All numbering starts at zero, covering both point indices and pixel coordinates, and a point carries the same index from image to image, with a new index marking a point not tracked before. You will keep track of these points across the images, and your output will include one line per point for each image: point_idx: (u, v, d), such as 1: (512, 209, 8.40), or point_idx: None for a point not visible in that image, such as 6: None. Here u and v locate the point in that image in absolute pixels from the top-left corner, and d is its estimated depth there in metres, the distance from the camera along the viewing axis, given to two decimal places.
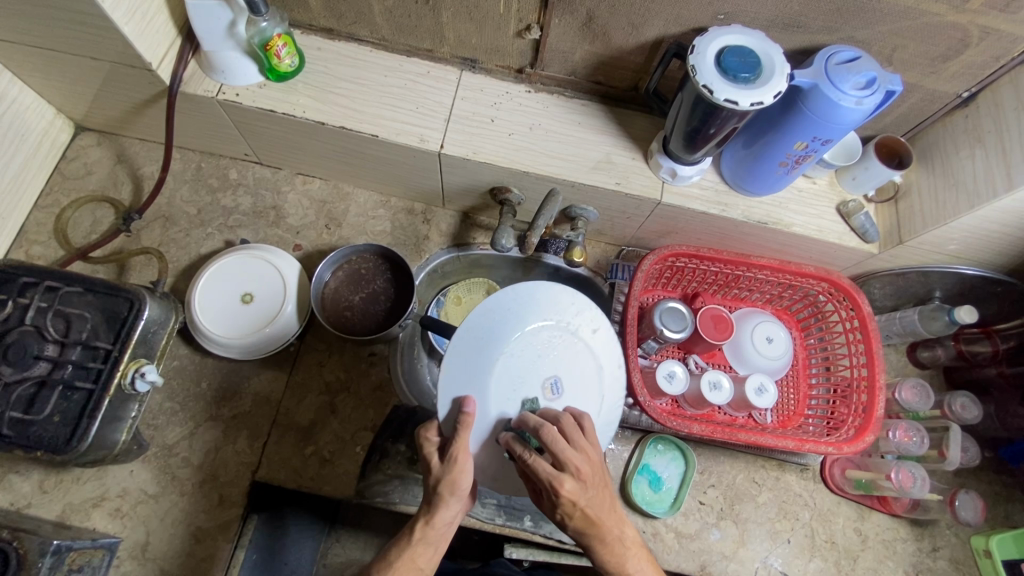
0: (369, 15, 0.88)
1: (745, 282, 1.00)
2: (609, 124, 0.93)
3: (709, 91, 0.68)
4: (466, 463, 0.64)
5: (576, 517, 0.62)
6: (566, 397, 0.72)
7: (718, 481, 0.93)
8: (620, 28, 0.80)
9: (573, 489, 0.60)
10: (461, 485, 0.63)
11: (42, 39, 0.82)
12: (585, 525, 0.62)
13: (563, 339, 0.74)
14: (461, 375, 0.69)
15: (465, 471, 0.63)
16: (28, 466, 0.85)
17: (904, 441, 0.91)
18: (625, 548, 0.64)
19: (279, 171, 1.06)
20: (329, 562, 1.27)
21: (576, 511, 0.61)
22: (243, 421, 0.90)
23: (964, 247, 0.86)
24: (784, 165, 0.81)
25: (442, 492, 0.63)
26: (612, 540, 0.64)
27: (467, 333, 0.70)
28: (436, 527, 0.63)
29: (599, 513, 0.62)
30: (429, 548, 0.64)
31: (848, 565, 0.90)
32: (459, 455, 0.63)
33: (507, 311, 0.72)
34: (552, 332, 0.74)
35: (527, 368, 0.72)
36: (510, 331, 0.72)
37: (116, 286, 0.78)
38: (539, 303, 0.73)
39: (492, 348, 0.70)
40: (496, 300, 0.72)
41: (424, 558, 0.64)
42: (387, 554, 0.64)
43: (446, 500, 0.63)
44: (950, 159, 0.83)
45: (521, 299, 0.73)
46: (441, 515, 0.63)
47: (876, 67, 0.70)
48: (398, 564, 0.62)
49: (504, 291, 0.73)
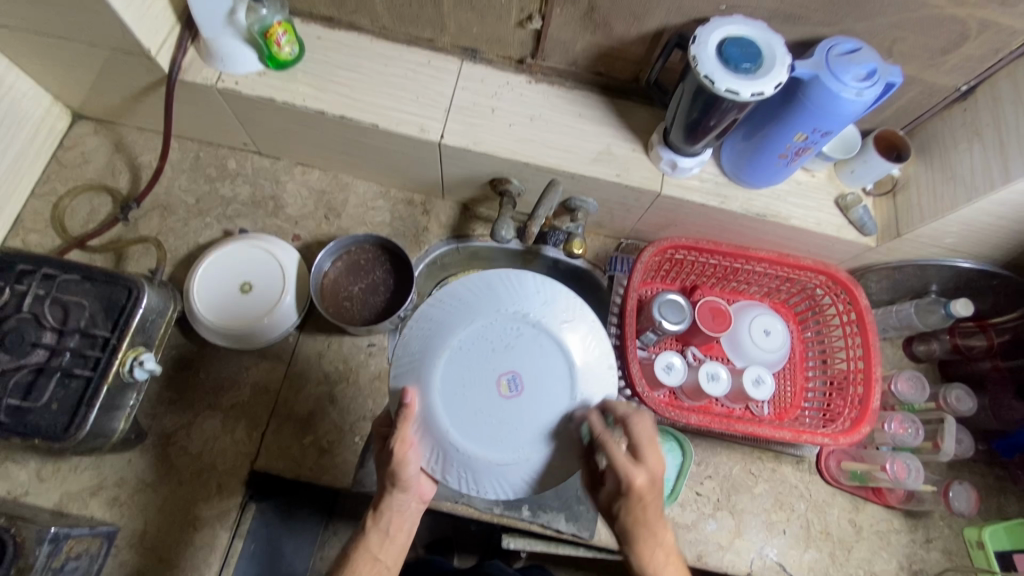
0: (370, 4, 0.87)
1: (743, 275, 1.00)
2: (609, 115, 0.93)
3: (710, 82, 0.68)
4: (406, 456, 0.65)
5: (632, 513, 0.64)
6: (526, 395, 0.67)
7: (715, 472, 0.94)
8: (622, 19, 0.80)
9: (642, 485, 0.63)
10: (403, 475, 0.65)
11: (40, 24, 0.81)
12: (637, 522, 0.64)
13: (523, 332, 0.69)
14: (410, 368, 0.68)
15: (407, 461, 0.65)
16: (24, 455, 0.85)
17: (899, 433, 0.93)
18: (656, 550, 0.64)
19: (279, 161, 1.06)
20: (326, 554, 1.28)
21: (637, 504, 0.64)
22: (241, 411, 0.90)
23: (961, 241, 0.87)
24: (784, 157, 0.81)
25: (387, 481, 0.66)
26: (651, 539, 0.64)
27: (416, 326, 0.70)
28: (384, 513, 0.67)
29: (651, 518, 0.64)
30: (384, 538, 0.67)
31: (843, 555, 0.91)
32: (397, 446, 0.64)
33: (459, 303, 0.70)
34: (511, 324, 0.69)
35: (481, 363, 0.68)
36: (463, 323, 0.69)
37: (115, 274, 0.77)
38: (499, 294, 0.70)
39: (442, 339, 0.68)
40: (449, 293, 0.70)
41: (384, 550, 0.67)
42: (345, 549, 0.67)
43: (390, 489, 0.66)
44: (948, 152, 0.84)
45: (476, 289, 0.70)
46: (390, 502, 0.67)
47: (878, 58, 0.70)
48: (356, 555, 0.66)
49: (458, 283, 0.71)
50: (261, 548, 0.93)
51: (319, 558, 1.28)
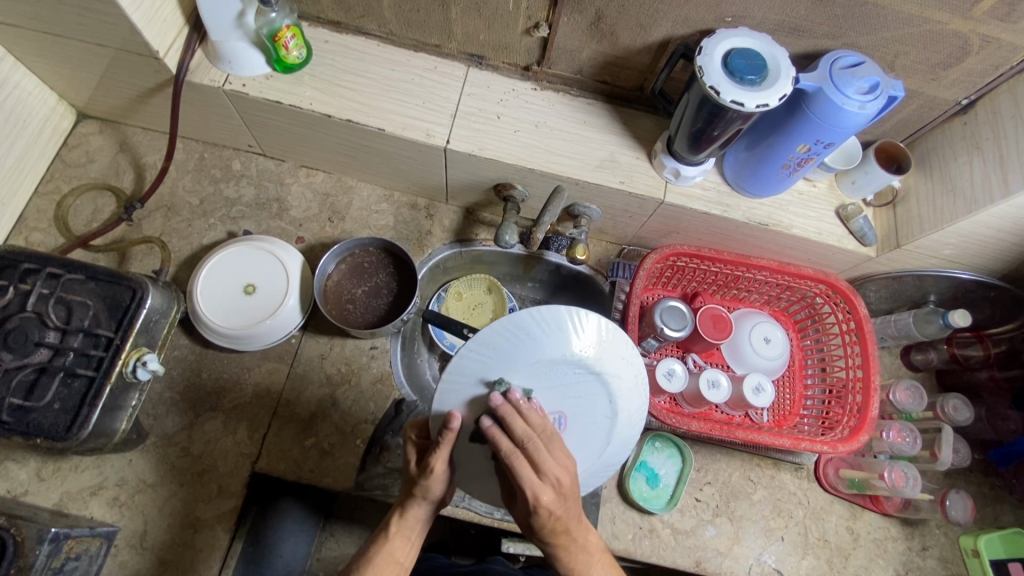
0: (378, 9, 0.88)
1: (744, 283, 1.01)
2: (614, 123, 0.93)
3: (716, 92, 0.69)
4: (443, 470, 0.63)
5: (548, 524, 0.60)
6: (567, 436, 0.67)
7: (714, 479, 0.94)
8: (628, 29, 0.81)
9: (550, 501, 0.59)
10: (433, 490, 0.64)
11: (48, 24, 0.82)
12: (551, 534, 0.62)
13: (582, 377, 0.67)
14: (462, 391, 0.64)
15: (439, 478, 0.64)
16: (24, 454, 0.85)
17: (897, 441, 0.94)
18: (580, 552, 0.64)
19: (283, 163, 1.06)
20: (323, 555, 1.28)
21: (550, 519, 0.60)
22: (243, 412, 0.90)
23: (960, 252, 0.88)
24: (787, 167, 0.82)
25: (416, 492, 0.65)
26: (572, 542, 0.64)
27: (476, 350, 0.65)
28: (408, 520, 0.66)
29: (570, 522, 0.62)
30: (407, 542, 0.66)
31: (840, 563, 0.92)
32: (436, 464, 0.62)
33: (526, 336, 0.66)
34: (572, 367, 0.67)
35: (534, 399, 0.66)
36: (525, 358, 0.65)
37: (119, 274, 0.77)
38: (565, 334, 0.67)
39: (502, 370, 0.65)
40: (516, 322, 0.66)
41: (403, 551, 0.66)
42: (365, 551, 0.66)
43: (417, 499, 0.65)
44: (948, 164, 0.85)
45: (546, 326, 0.66)
46: (415, 510, 0.66)
47: (880, 72, 0.71)
48: (376, 558, 0.64)
49: (528, 313, 0.66)
50: (260, 549, 0.93)
51: (314, 560, 1.27)
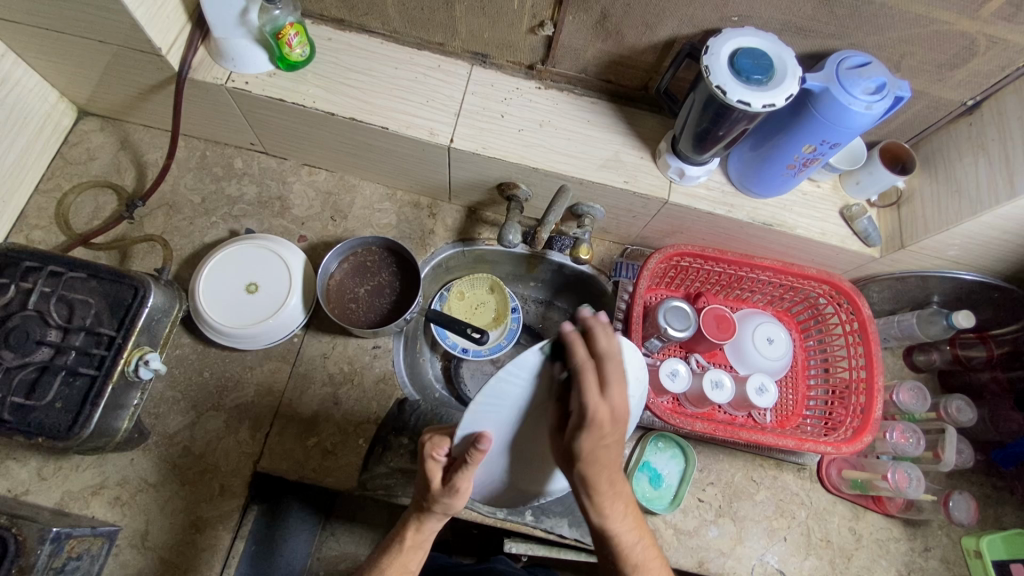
0: (381, 7, 0.88)
1: (747, 283, 1.01)
2: (618, 122, 0.93)
3: (723, 92, 0.69)
4: (465, 489, 0.63)
5: (594, 451, 0.60)
6: None
7: (717, 479, 0.94)
8: (634, 27, 0.81)
9: (605, 421, 0.59)
10: (455, 506, 0.64)
11: (49, 21, 0.81)
12: (594, 466, 0.61)
13: None
14: (490, 412, 0.63)
15: (464, 495, 0.63)
16: (25, 453, 0.84)
17: (900, 442, 0.94)
18: (615, 504, 0.64)
19: (285, 161, 1.06)
20: (323, 555, 1.28)
21: (596, 445, 0.60)
22: (245, 412, 0.90)
23: (964, 254, 0.88)
24: (792, 168, 0.82)
25: (437, 508, 0.64)
26: (609, 492, 0.63)
27: (511, 373, 0.62)
28: (424, 532, 0.67)
29: (611, 462, 0.62)
30: (420, 551, 0.68)
31: (843, 563, 0.92)
32: (463, 485, 0.62)
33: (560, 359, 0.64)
34: None
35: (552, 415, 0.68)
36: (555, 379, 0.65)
37: (121, 272, 0.77)
38: None
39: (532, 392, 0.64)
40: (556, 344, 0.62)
41: (416, 559, 0.68)
42: (379, 558, 0.68)
43: (436, 514, 0.65)
44: (953, 165, 0.85)
45: None
46: (430, 524, 0.67)
47: (887, 72, 0.71)
48: (390, 568, 0.66)
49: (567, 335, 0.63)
50: (262, 549, 0.93)
51: (316, 559, 1.27)
